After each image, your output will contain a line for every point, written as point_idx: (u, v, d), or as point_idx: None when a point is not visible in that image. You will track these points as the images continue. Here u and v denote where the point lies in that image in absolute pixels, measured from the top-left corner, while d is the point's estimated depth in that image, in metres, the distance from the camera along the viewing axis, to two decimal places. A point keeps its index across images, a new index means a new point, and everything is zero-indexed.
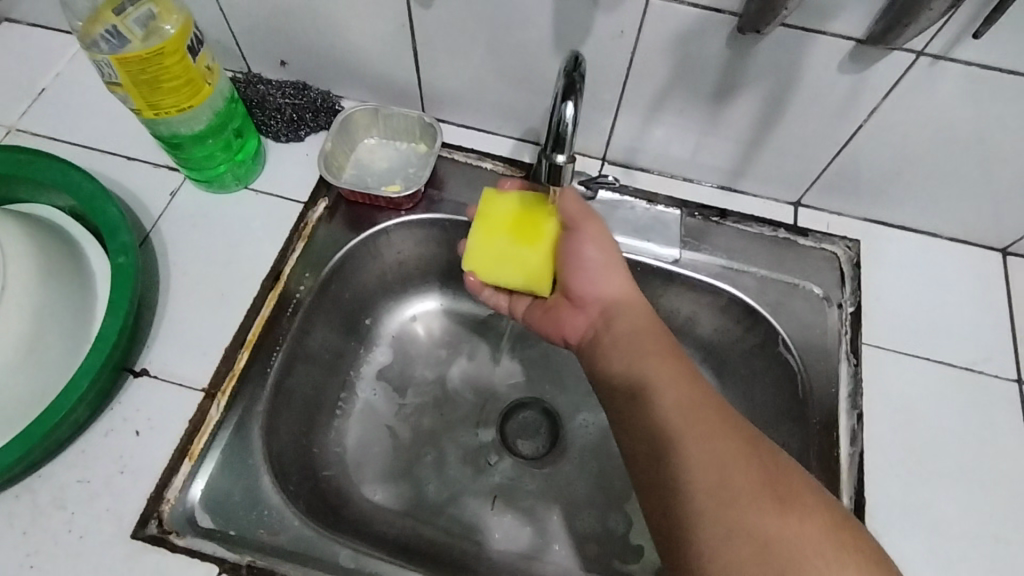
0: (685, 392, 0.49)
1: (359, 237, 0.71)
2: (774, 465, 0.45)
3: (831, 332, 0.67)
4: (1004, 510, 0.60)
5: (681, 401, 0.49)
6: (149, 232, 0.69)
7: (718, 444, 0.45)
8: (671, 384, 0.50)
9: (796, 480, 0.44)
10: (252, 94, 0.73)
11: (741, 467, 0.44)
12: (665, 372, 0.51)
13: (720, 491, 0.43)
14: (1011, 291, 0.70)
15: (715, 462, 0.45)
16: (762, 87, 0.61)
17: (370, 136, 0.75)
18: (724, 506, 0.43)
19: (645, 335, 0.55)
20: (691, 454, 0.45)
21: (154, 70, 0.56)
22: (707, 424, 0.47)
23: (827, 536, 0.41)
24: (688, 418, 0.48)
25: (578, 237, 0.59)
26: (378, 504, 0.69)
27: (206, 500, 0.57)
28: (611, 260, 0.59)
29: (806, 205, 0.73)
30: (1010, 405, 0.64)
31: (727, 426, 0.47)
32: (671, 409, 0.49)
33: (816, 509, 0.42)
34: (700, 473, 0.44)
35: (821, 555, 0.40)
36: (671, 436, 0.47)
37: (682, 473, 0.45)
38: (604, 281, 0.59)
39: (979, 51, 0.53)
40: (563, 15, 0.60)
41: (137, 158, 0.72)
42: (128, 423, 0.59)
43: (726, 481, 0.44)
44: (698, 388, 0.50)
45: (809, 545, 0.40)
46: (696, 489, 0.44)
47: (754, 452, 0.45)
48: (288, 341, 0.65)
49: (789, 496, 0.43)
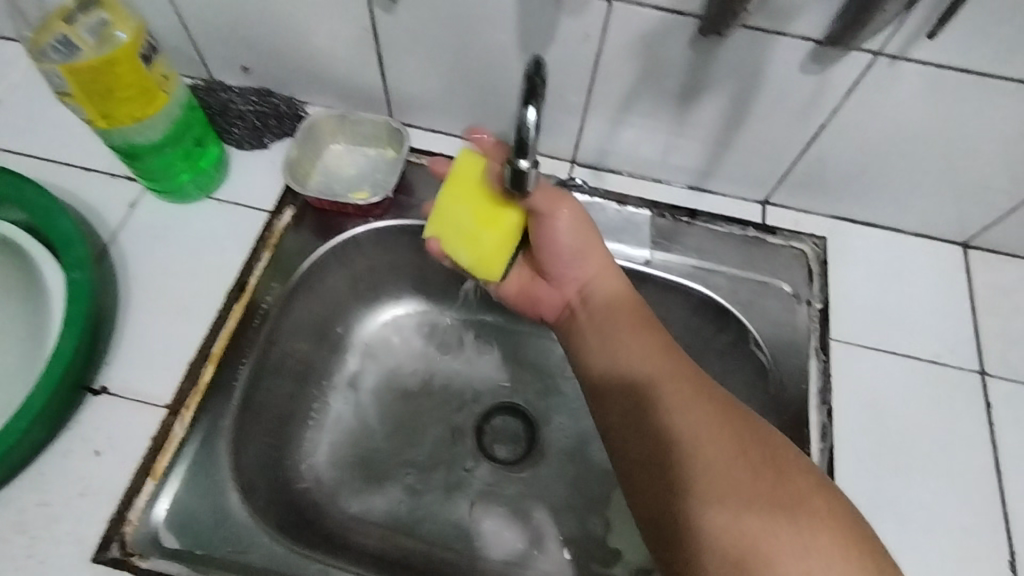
0: (660, 366, 0.50)
1: (328, 245, 0.69)
2: (753, 434, 0.45)
3: (801, 329, 0.67)
4: (971, 500, 0.61)
5: (659, 373, 0.49)
6: (107, 244, 0.67)
7: (695, 415, 0.46)
8: (649, 357, 0.50)
9: (772, 446, 0.44)
10: (213, 101, 0.72)
11: (718, 435, 0.44)
12: (642, 345, 0.52)
13: (695, 460, 0.44)
14: (973, 284, 0.71)
15: (691, 433, 0.45)
16: (726, 88, 0.61)
17: (336, 142, 0.74)
18: (700, 475, 0.43)
19: (623, 309, 0.55)
20: (670, 426, 0.46)
21: (106, 80, 0.54)
22: (683, 395, 0.47)
23: (802, 501, 0.41)
24: (667, 390, 0.48)
25: (550, 219, 0.56)
26: (353, 515, 0.68)
27: (171, 520, 0.55)
28: (586, 239, 0.57)
29: (774, 204, 0.74)
30: (974, 396, 0.65)
31: (706, 397, 0.47)
32: (647, 384, 0.49)
33: (792, 478, 0.42)
34: (678, 445, 0.45)
35: (793, 521, 0.40)
36: (649, 411, 0.48)
37: (660, 446, 0.46)
38: (585, 255, 0.57)
39: (934, 51, 0.54)
40: (527, 18, 0.59)
41: (94, 169, 0.70)
42: (88, 442, 0.57)
43: (701, 450, 0.44)
44: (675, 360, 0.50)
45: (784, 512, 0.40)
46: (674, 460, 0.45)
47: (731, 419, 0.45)
48: (254, 353, 0.63)
49: (764, 464, 0.43)
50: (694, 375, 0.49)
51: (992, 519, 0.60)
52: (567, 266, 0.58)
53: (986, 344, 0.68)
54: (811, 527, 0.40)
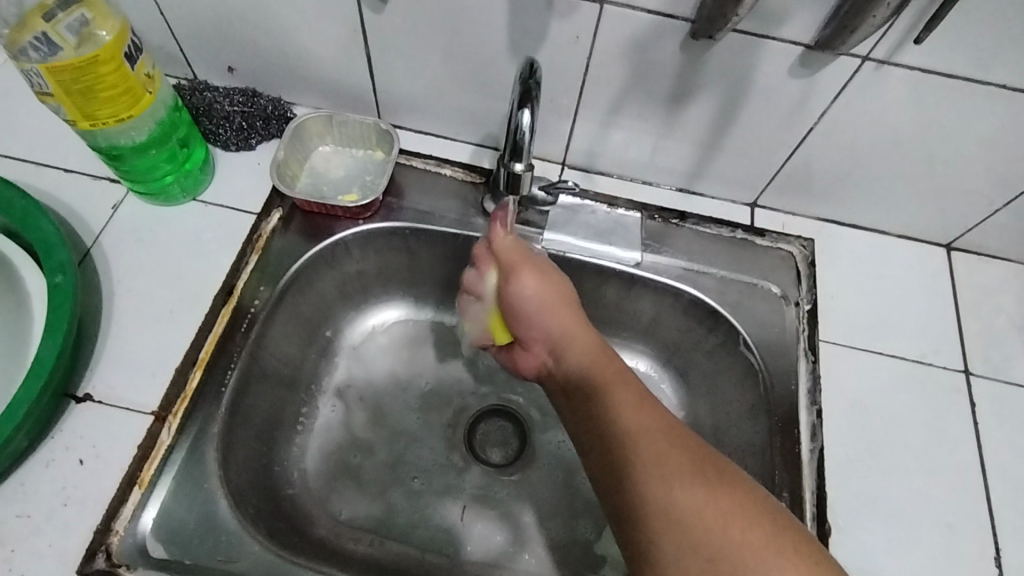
0: (631, 416, 0.49)
1: (316, 247, 0.69)
2: (722, 479, 0.44)
3: (789, 330, 0.68)
4: (955, 497, 0.62)
5: (631, 424, 0.48)
6: (90, 248, 0.65)
7: (668, 464, 0.45)
8: (623, 407, 0.50)
9: (745, 492, 0.43)
10: (198, 101, 0.70)
11: (692, 483, 0.44)
12: (617, 395, 0.51)
13: (671, 510, 0.43)
14: (956, 285, 0.72)
15: (664, 484, 0.44)
16: (716, 92, 0.62)
17: (325, 144, 0.73)
18: (676, 524, 0.42)
19: (599, 363, 0.54)
20: (645, 477, 0.45)
21: (89, 80, 0.53)
22: (657, 445, 0.46)
23: (774, 545, 0.41)
24: (640, 441, 0.47)
25: (516, 281, 0.60)
26: (343, 521, 0.68)
27: (158, 529, 0.54)
28: (552, 298, 0.59)
29: (762, 206, 0.75)
30: (958, 395, 0.66)
31: (675, 447, 0.46)
32: (617, 437, 0.48)
33: (760, 520, 0.42)
34: (652, 496, 0.44)
35: (766, 565, 0.40)
36: (624, 462, 0.47)
37: (636, 498, 0.45)
38: (547, 303, 0.58)
39: (920, 55, 0.54)
40: (519, 20, 0.59)
41: (75, 171, 0.69)
42: (71, 451, 0.56)
43: (675, 500, 0.43)
44: (647, 409, 0.49)
45: (751, 553, 0.40)
46: (651, 512, 0.44)
47: (706, 465, 0.45)
48: (242, 358, 0.62)
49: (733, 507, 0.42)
50: (667, 424, 0.48)
51: (975, 515, 0.61)
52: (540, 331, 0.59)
53: (969, 344, 0.69)
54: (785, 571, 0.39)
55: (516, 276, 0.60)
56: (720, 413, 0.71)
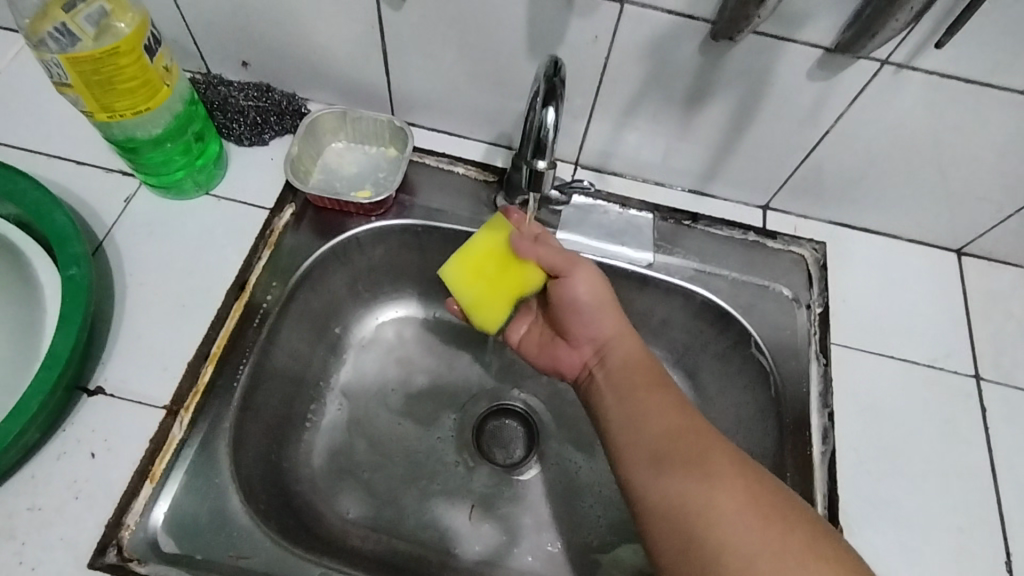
0: (671, 418, 0.50)
1: (329, 244, 0.68)
2: (761, 483, 0.45)
3: (800, 332, 0.68)
4: (966, 502, 0.62)
5: (669, 425, 0.50)
6: (102, 240, 0.65)
7: (705, 465, 0.46)
8: (661, 409, 0.51)
9: (781, 497, 0.44)
10: (213, 95, 0.70)
11: (731, 484, 0.45)
12: (654, 396, 0.52)
13: (708, 510, 0.44)
14: (966, 290, 0.72)
15: (704, 485, 0.45)
16: (733, 94, 0.62)
17: (338, 140, 0.73)
18: (716, 524, 0.43)
19: (637, 366, 0.55)
20: (682, 476, 0.46)
21: (108, 71, 0.53)
22: (695, 446, 0.48)
23: (808, 543, 0.42)
24: (677, 442, 0.48)
25: (568, 281, 0.58)
26: (352, 519, 0.67)
27: (169, 523, 0.54)
28: (604, 299, 0.58)
29: (774, 208, 0.75)
30: (969, 400, 0.67)
31: (715, 450, 0.47)
32: (657, 436, 0.49)
33: (799, 523, 0.43)
34: (689, 496, 0.45)
35: (804, 567, 0.41)
36: (661, 459, 0.48)
37: (672, 497, 0.45)
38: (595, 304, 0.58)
39: (938, 60, 0.55)
40: (538, 19, 0.59)
41: (88, 163, 0.68)
42: (83, 444, 0.56)
43: (711, 500, 0.44)
44: (687, 414, 0.51)
45: (790, 556, 0.41)
46: (686, 511, 0.44)
47: (744, 467, 0.46)
48: (254, 354, 0.62)
49: (773, 511, 0.43)
50: (705, 427, 0.50)
51: (985, 518, 0.61)
52: (591, 329, 0.59)
53: (979, 350, 0.69)
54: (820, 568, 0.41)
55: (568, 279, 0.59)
56: (729, 414, 0.71)
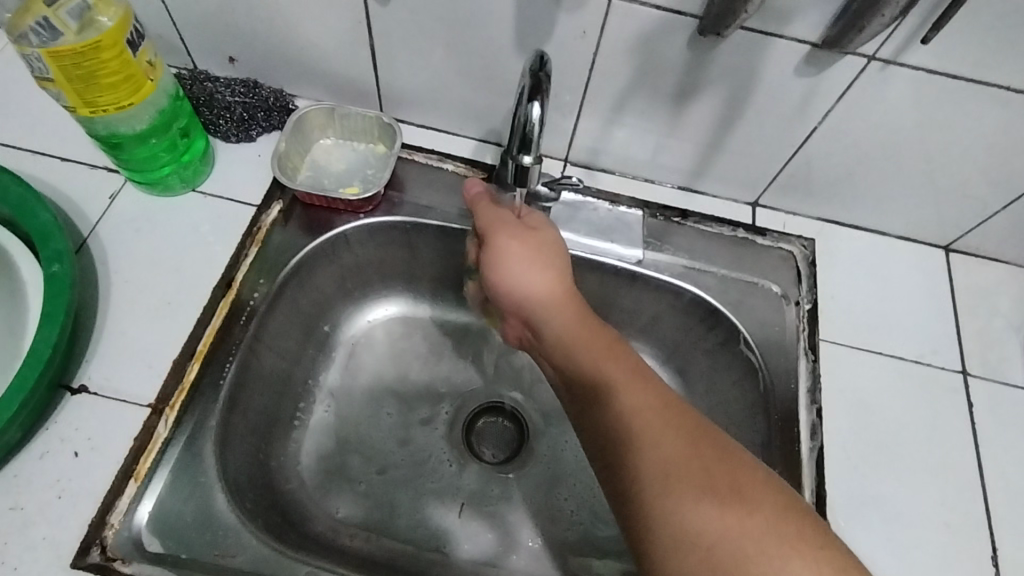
0: (629, 399, 0.48)
1: (317, 241, 0.68)
2: (720, 462, 0.43)
3: (789, 328, 0.68)
4: (953, 497, 0.62)
5: (631, 407, 0.47)
6: (86, 237, 0.64)
7: (664, 451, 0.44)
8: (616, 390, 0.49)
9: (741, 476, 0.43)
10: (199, 91, 0.69)
11: (692, 471, 0.43)
12: (616, 375, 0.50)
13: (667, 503, 0.42)
14: (953, 286, 0.73)
15: (660, 473, 0.43)
16: (721, 90, 0.62)
17: (326, 137, 0.73)
18: (672, 515, 0.41)
19: (591, 340, 0.53)
20: (643, 467, 0.44)
21: (90, 65, 0.52)
22: (652, 429, 0.46)
23: (773, 530, 0.40)
24: (639, 426, 0.46)
25: (494, 248, 0.57)
26: (339, 518, 0.67)
27: (155, 522, 0.53)
28: (535, 262, 0.56)
29: (763, 205, 0.75)
30: (956, 395, 0.67)
31: (672, 431, 0.45)
32: (617, 420, 0.47)
33: (760, 503, 0.41)
34: (646, 490, 0.43)
35: (766, 553, 0.39)
36: (620, 447, 0.46)
37: (632, 488, 0.44)
38: (522, 277, 0.56)
39: (925, 56, 0.55)
40: (526, 15, 0.59)
41: (72, 159, 0.68)
42: (66, 443, 0.55)
43: (668, 491, 0.42)
44: (644, 391, 0.48)
45: (752, 543, 0.39)
46: (644, 503, 0.43)
47: (707, 452, 0.44)
48: (241, 351, 0.61)
49: (732, 493, 0.41)
50: (671, 406, 0.47)
51: (971, 514, 0.62)
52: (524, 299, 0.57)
53: (967, 346, 0.69)
54: (784, 559, 0.39)
55: (494, 245, 0.57)
56: (719, 411, 0.71)
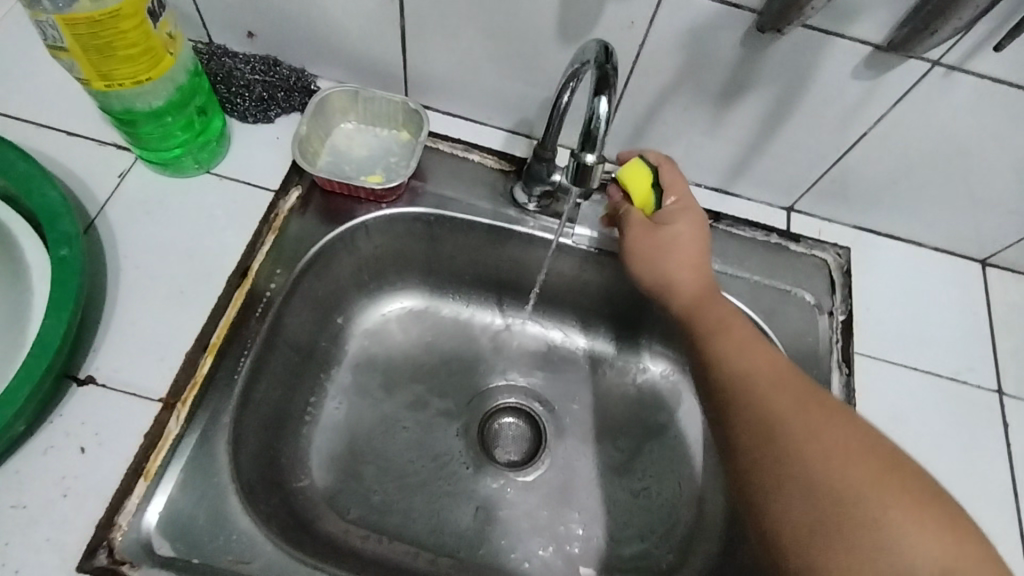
0: (743, 358, 0.49)
1: (336, 231, 0.65)
2: (836, 419, 0.44)
3: (822, 340, 0.66)
4: (986, 518, 0.61)
5: (743, 366, 0.48)
6: (94, 218, 0.61)
7: (779, 404, 0.46)
8: (729, 350, 0.50)
9: (854, 431, 0.44)
10: (216, 67, 0.66)
11: (816, 452, 0.42)
12: (731, 337, 0.51)
13: (781, 445, 0.44)
14: (989, 301, 0.71)
15: (773, 419, 0.45)
16: (771, 90, 0.59)
17: (347, 121, 0.69)
18: (784, 457, 0.43)
19: (710, 307, 0.53)
20: (755, 415, 0.46)
21: (108, 35, 0.49)
22: (767, 383, 0.47)
23: (886, 481, 0.41)
24: (755, 382, 0.47)
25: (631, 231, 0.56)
26: (351, 520, 0.64)
27: (164, 524, 0.51)
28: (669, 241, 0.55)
29: (798, 211, 0.72)
30: (991, 414, 0.65)
31: (786, 388, 0.46)
32: (729, 374, 0.49)
33: (870, 456, 0.42)
34: (757, 433, 0.45)
35: (878, 499, 0.40)
36: (730, 397, 0.48)
37: (743, 434, 0.46)
38: (666, 255, 0.55)
39: (992, 64, 0.52)
40: (572, 1, 0.56)
41: (79, 134, 0.64)
42: (71, 438, 0.52)
43: (780, 433, 0.44)
44: (760, 353, 0.49)
45: (864, 488, 0.40)
46: (755, 444, 0.45)
47: (831, 434, 0.43)
48: (256, 345, 0.58)
49: (847, 448, 0.42)
50: (797, 384, 0.47)
51: (1004, 538, 0.60)
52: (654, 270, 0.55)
53: (1002, 364, 0.68)
54: (894, 507, 0.40)
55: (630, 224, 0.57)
56: None
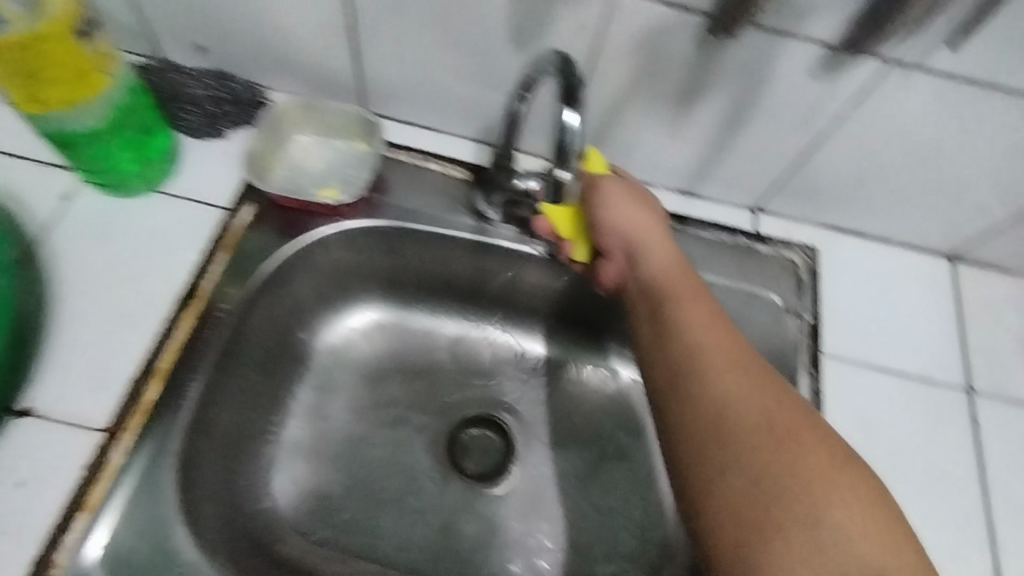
0: (698, 330, 0.48)
1: (293, 246, 0.64)
2: (785, 403, 0.43)
3: (789, 343, 0.65)
4: (957, 520, 0.60)
5: (698, 340, 0.48)
6: (34, 243, 0.59)
7: (729, 381, 0.45)
8: (687, 322, 0.49)
9: (799, 419, 0.43)
10: (161, 83, 0.64)
11: (761, 436, 0.41)
12: (693, 309, 0.50)
13: (724, 422, 0.42)
14: (959, 297, 0.70)
15: (720, 395, 0.44)
16: (729, 91, 0.58)
17: (302, 133, 0.66)
18: (725, 434, 0.42)
19: (670, 280, 0.53)
20: (703, 390, 0.45)
21: (35, 58, 0.49)
22: (720, 360, 0.46)
23: (826, 473, 0.40)
24: (707, 356, 0.46)
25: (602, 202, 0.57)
26: (313, 541, 0.63)
27: (105, 559, 0.49)
28: (635, 206, 0.57)
29: (766, 211, 0.71)
30: (961, 413, 0.65)
31: (739, 366, 0.46)
32: (682, 346, 0.48)
33: (812, 445, 0.41)
34: (703, 407, 0.44)
35: (813, 491, 0.39)
36: (681, 369, 0.47)
37: (687, 404, 0.45)
38: (628, 218, 0.57)
39: (951, 60, 0.51)
40: (523, 6, 0.55)
41: (20, 156, 0.62)
42: (10, 471, 0.51)
43: (727, 409, 0.43)
44: (718, 329, 0.49)
45: (801, 475, 0.39)
46: (699, 417, 0.44)
47: (776, 419, 0.42)
48: (207, 369, 0.57)
49: (791, 434, 0.41)
50: (752, 363, 0.46)
51: (973, 539, 0.59)
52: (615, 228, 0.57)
53: (973, 361, 0.67)
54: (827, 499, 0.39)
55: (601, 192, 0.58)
56: None
